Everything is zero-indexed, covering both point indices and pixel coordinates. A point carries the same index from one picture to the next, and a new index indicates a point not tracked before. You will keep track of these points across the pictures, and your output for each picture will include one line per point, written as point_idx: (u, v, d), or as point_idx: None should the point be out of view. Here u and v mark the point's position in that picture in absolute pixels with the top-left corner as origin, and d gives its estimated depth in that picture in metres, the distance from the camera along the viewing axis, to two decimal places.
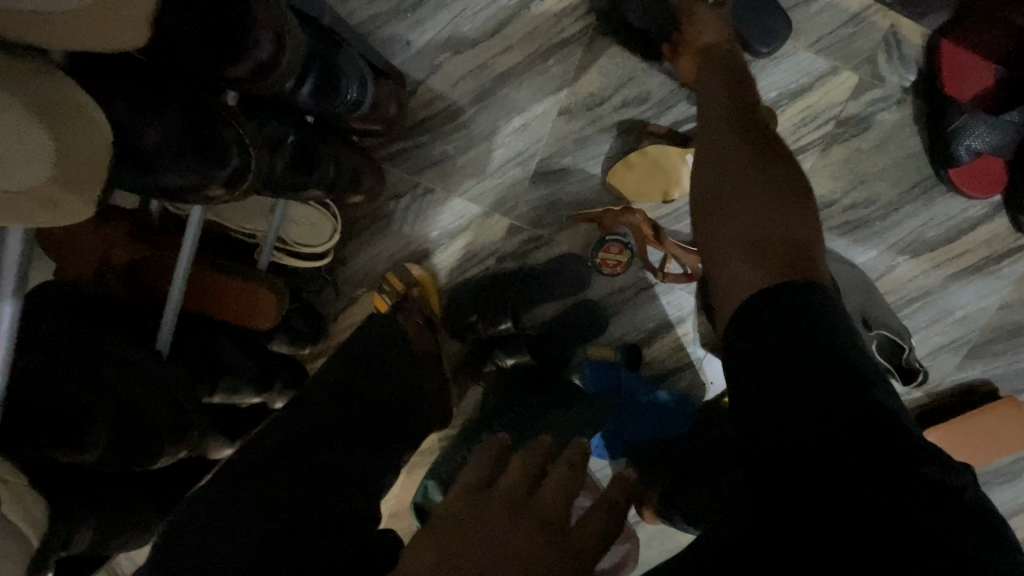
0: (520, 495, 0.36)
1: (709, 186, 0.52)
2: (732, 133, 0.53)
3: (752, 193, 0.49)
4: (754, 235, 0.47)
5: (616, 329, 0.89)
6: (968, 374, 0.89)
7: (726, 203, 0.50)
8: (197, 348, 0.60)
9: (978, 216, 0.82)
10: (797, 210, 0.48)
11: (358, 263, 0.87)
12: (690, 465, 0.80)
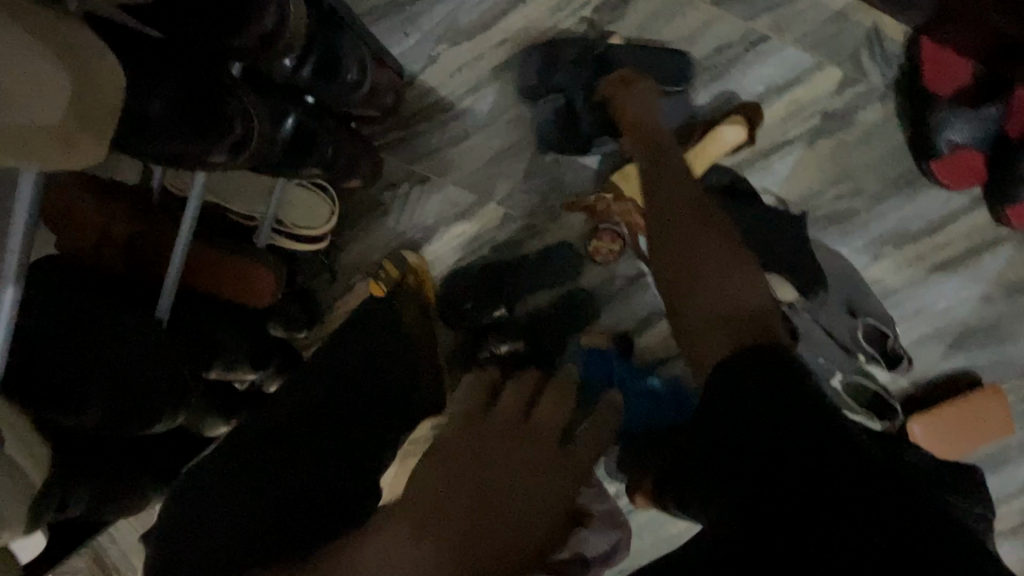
0: (518, 418, 0.43)
1: (655, 267, 0.53)
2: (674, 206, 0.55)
3: (700, 268, 0.50)
4: (713, 315, 0.49)
5: (609, 317, 0.90)
6: (952, 364, 0.91)
7: (672, 283, 0.51)
8: (194, 322, 0.61)
9: (959, 208, 0.85)
10: (747, 272, 0.50)
11: (354, 251, 0.88)
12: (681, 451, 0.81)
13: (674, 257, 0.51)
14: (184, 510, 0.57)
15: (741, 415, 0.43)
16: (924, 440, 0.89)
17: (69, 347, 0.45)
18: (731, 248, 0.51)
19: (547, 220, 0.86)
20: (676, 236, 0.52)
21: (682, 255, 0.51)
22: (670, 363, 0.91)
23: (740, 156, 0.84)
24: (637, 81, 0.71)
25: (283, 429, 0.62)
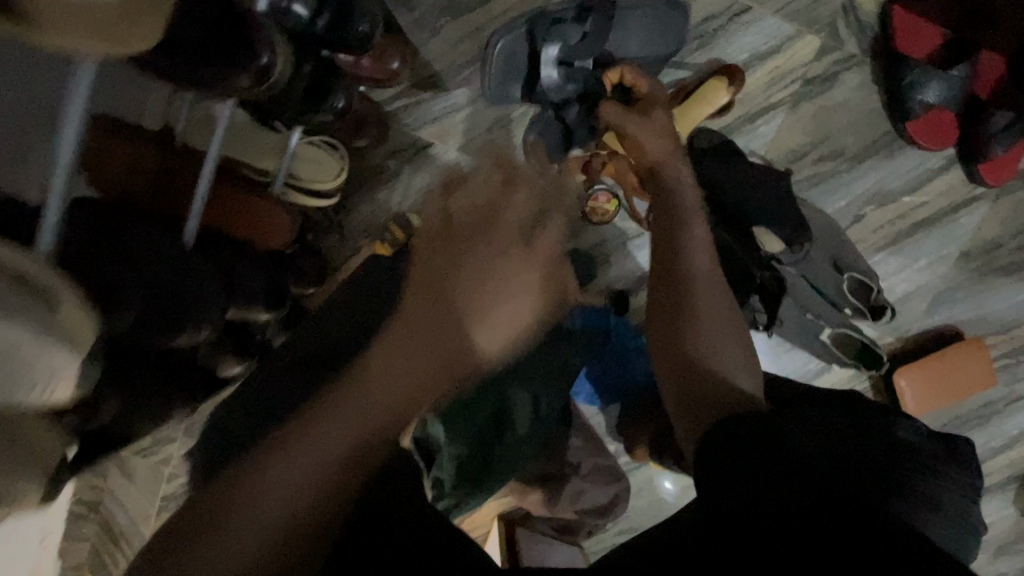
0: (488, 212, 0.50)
1: (663, 317, 0.60)
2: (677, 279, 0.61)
3: (706, 331, 0.58)
4: (707, 371, 0.56)
5: (606, 277, 0.94)
6: (934, 320, 0.95)
7: (680, 332, 0.58)
8: (215, 254, 0.63)
9: (935, 168, 0.89)
10: (743, 355, 0.59)
11: (360, 214, 0.91)
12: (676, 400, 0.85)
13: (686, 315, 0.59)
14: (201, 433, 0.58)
15: (737, 458, 0.44)
16: (913, 392, 0.92)
17: (106, 264, 0.46)
18: (733, 326, 0.59)
19: None
20: (690, 298, 0.60)
21: (692, 314, 0.59)
22: None
23: (727, 120, 0.88)
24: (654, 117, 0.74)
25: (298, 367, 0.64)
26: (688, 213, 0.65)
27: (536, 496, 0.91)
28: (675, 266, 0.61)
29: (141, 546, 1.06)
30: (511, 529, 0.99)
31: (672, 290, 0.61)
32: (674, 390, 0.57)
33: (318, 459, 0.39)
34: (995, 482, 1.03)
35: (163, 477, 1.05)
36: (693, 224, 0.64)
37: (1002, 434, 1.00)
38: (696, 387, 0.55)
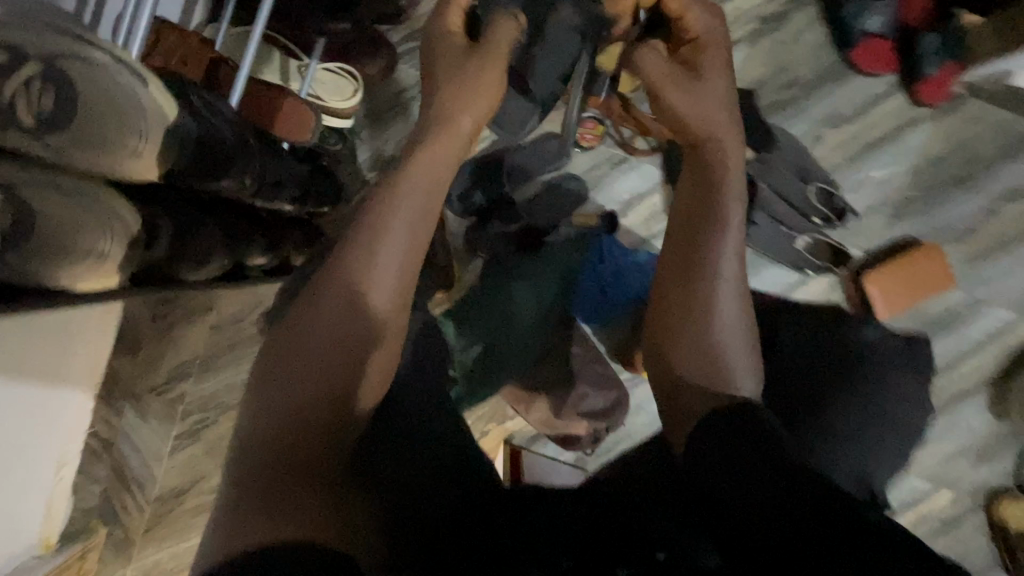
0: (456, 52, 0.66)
1: (672, 316, 0.58)
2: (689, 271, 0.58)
3: (716, 337, 0.56)
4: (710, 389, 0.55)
5: (597, 200, 1.03)
6: (896, 231, 1.04)
7: (684, 333, 0.57)
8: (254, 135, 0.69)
9: (880, 92, 1.01)
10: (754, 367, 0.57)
11: (371, 148, 1.00)
12: None
13: (692, 313, 0.57)
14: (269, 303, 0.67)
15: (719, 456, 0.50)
16: (883, 297, 1.00)
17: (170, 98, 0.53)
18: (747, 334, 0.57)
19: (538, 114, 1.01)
20: (703, 296, 0.57)
21: (700, 313, 0.56)
22: (653, 240, 1.04)
23: None
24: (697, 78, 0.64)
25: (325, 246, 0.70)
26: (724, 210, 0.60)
27: (540, 402, 0.96)
28: (691, 263, 0.58)
29: (153, 490, 1.09)
30: (517, 448, 1.03)
31: (684, 286, 0.58)
32: (662, 388, 0.58)
33: (292, 394, 0.51)
34: (970, 386, 1.10)
35: (174, 420, 1.07)
36: (730, 229, 0.59)
37: (970, 339, 1.08)
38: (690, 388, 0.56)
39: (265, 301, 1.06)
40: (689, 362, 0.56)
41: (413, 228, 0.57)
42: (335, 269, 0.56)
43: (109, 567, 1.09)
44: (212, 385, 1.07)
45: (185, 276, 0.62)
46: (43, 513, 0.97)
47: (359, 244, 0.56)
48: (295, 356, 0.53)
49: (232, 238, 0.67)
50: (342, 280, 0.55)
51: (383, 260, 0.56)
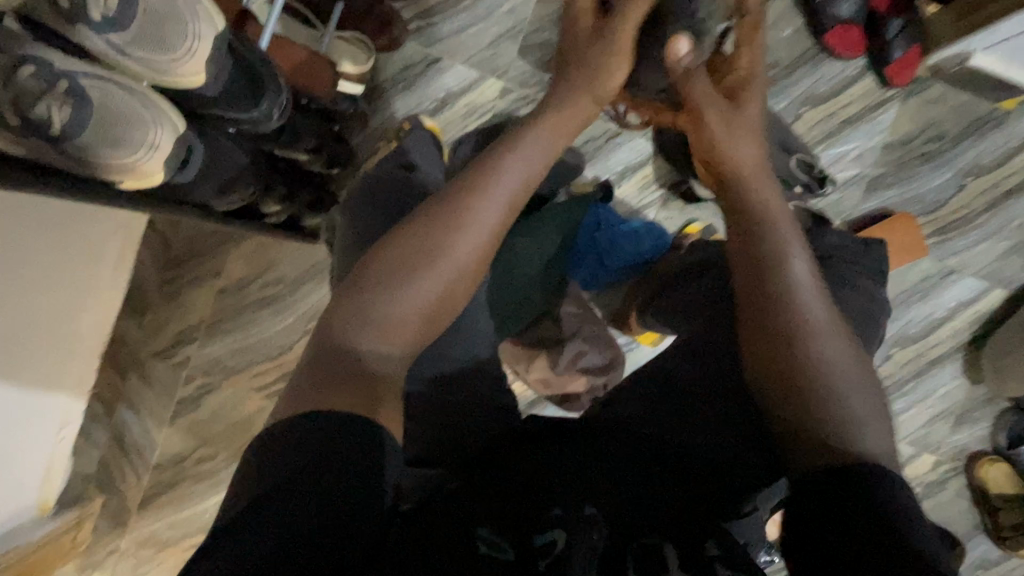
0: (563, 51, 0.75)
1: (748, 303, 0.62)
2: (767, 296, 0.61)
3: (803, 319, 0.59)
4: (834, 431, 0.54)
5: (593, 171, 1.09)
6: (870, 204, 1.11)
7: (758, 315, 0.61)
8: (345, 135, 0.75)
9: (852, 75, 1.10)
10: (856, 352, 0.58)
11: (381, 118, 1.05)
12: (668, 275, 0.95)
13: (762, 296, 0.61)
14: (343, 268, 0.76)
15: (816, 492, 0.50)
16: None
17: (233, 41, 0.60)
18: (834, 315, 0.60)
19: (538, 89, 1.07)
20: (776, 282, 0.61)
21: (774, 299, 0.60)
22: (646, 210, 1.09)
23: None
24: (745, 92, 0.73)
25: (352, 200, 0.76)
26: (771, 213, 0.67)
27: (541, 360, 0.99)
28: (752, 254, 0.64)
29: (152, 457, 1.09)
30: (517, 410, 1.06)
31: (753, 276, 0.63)
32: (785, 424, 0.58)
33: (386, 325, 0.58)
34: (948, 352, 1.15)
35: (178, 385, 1.09)
36: (783, 227, 0.65)
37: (944, 306, 1.14)
38: (796, 413, 0.57)
39: (271, 268, 1.09)
40: (773, 344, 0.59)
41: (497, 217, 0.64)
42: (421, 240, 0.61)
43: (105, 536, 1.09)
44: (217, 351, 1.09)
45: (213, 203, 0.67)
46: (43, 476, 0.96)
47: (441, 225, 0.61)
48: (389, 311, 0.58)
49: (256, 181, 0.72)
50: (432, 252, 0.60)
51: (464, 239, 0.62)
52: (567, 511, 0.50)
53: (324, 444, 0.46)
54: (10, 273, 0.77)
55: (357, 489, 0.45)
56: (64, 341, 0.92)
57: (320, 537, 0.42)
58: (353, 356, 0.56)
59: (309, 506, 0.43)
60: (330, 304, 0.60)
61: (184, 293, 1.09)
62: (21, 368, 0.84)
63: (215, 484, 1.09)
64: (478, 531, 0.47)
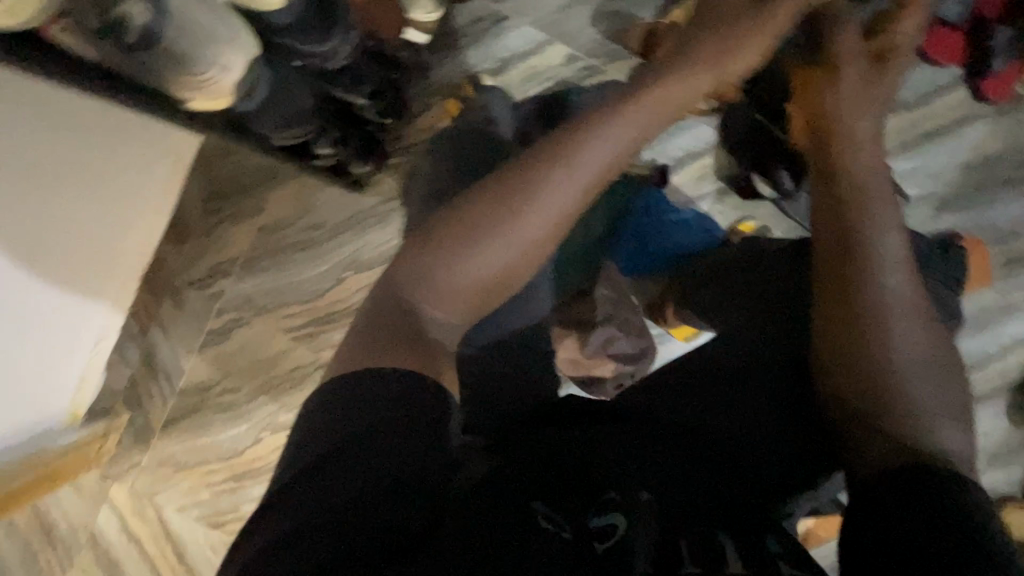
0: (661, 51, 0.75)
1: (833, 306, 0.61)
2: (850, 291, 0.61)
3: (890, 324, 0.58)
4: (911, 424, 0.54)
5: (650, 154, 1.04)
6: (941, 224, 1.04)
7: (846, 320, 0.60)
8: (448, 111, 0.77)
9: (943, 84, 1.02)
10: (942, 361, 0.58)
11: (441, 72, 1.02)
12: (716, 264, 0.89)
13: (853, 299, 0.60)
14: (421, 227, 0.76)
15: (879, 488, 0.49)
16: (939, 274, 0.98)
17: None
18: (926, 322, 0.59)
19: (606, 60, 1.02)
20: (867, 280, 0.61)
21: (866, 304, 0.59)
22: (699, 202, 1.06)
23: None
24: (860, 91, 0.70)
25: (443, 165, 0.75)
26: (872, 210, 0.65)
27: (572, 340, 0.96)
28: (846, 256, 0.63)
29: (179, 381, 1.12)
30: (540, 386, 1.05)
31: (843, 278, 0.62)
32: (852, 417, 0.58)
33: (462, 280, 0.58)
34: (995, 389, 1.09)
35: (209, 316, 1.11)
36: (882, 228, 0.63)
37: (1000, 342, 1.08)
38: (869, 405, 0.57)
39: (313, 212, 1.08)
40: (853, 349, 0.59)
41: (572, 200, 0.61)
42: (497, 212, 0.59)
43: (128, 450, 1.13)
44: (251, 288, 1.10)
45: (271, 137, 0.67)
46: (76, 383, 1.00)
47: (527, 200, 0.59)
48: (457, 279, 0.58)
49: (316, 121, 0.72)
50: (509, 226, 0.59)
51: (534, 217, 0.59)
52: (625, 498, 0.49)
53: (376, 405, 0.46)
54: (54, 184, 0.79)
55: (402, 471, 0.43)
56: (108, 257, 0.95)
57: (373, 513, 0.41)
58: (413, 316, 0.57)
59: (346, 465, 0.43)
60: (400, 254, 0.61)
61: (225, 226, 1.10)
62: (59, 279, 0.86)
63: (236, 417, 1.12)
64: (534, 506, 0.45)
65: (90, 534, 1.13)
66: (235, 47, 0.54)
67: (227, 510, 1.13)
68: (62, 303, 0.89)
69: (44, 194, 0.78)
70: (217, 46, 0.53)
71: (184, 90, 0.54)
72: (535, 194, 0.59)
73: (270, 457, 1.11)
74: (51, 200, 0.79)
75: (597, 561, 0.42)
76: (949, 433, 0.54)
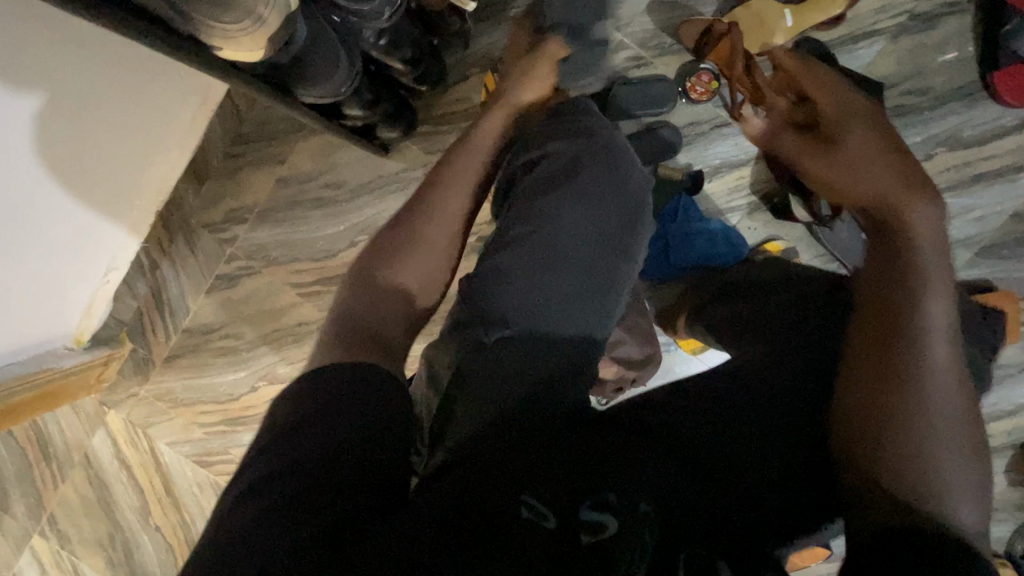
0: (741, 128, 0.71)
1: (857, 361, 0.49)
2: (879, 309, 0.48)
3: (919, 359, 0.46)
4: (917, 482, 0.44)
5: (686, 157, 1.00)
6: (976, 273, 1.00)
7: (868, 379, 0.48)
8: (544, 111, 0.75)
9: (1008, 126, 0.96)
10: (977, 441, 0.46)
11: (483, 42, 0.99)
12: (733, 285, 0.87)
13: (881, 355, 0.47)
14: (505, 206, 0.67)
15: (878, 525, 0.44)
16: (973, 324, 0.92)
17: None
18: (967, 392, 0.46)
19: (656, 54, 0.98)
20: (911, 299, 0.47)
21: (898, 372, 0.46)
22: (729, 214, 1.01)
23: (832, 36, 0.96)
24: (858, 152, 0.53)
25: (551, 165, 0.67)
26: (924, 255, 0.48)
27: None
28: (881, 307, 0.48)
29: (184, 320, 1.12)
30: None
31: (869, 307, 0.49)
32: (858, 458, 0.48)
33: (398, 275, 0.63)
34: (999, 447, 1.07)
35: (219, 260, 1.11)
36: (935, 279, 0.47)
37: (1013, 401, 1.05)
38: (874, 449, 0.46)
39: (335, 170, 1.06)
40: (869, 421, 0.47)
41: (461, 194, 0.68)
42: (414, 224, 0.65)
43: (127, 380, 1.15)
44: (263, 238, 1.09)
45: (304, 96, 0.63)
46: (83, 309, 1.02)
47: (431, 208, 0.66)
48: (387, 298, 0.61)
49: (354, 83, 0.68)
50: (427, 239, 0.65)
51: (435, 217, 0.66)
52: (622, 501, 0.48)
53: (369, 400, 0.49)
54: (80, 112, 0.78)
55: (382, 433, 0.47)
56: (125, 190, 0.94)
57: (346, 474, 0.44)
58: (376, 326, 0.58)
59: (327, 431, 0.46)
60: (355, 262, 0.64)
61: (244, 172, 1.08)
62: (76, 207, 0.86)
63: (235, 362, 1.12)
64: (523, 496, 0.47)
65: (84, 453, 1.16)
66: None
67: (218, 451, 1.15)
68: (77, 231, 0.89)
69: (71, 121, 0.77)
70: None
71: (212, 38, 0.47)
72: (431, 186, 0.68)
73: (265, 406, 1.13)
74: (76, 127, 0.78)
75: (582, 552, 0.44)
76: (967, 498, 0.44)
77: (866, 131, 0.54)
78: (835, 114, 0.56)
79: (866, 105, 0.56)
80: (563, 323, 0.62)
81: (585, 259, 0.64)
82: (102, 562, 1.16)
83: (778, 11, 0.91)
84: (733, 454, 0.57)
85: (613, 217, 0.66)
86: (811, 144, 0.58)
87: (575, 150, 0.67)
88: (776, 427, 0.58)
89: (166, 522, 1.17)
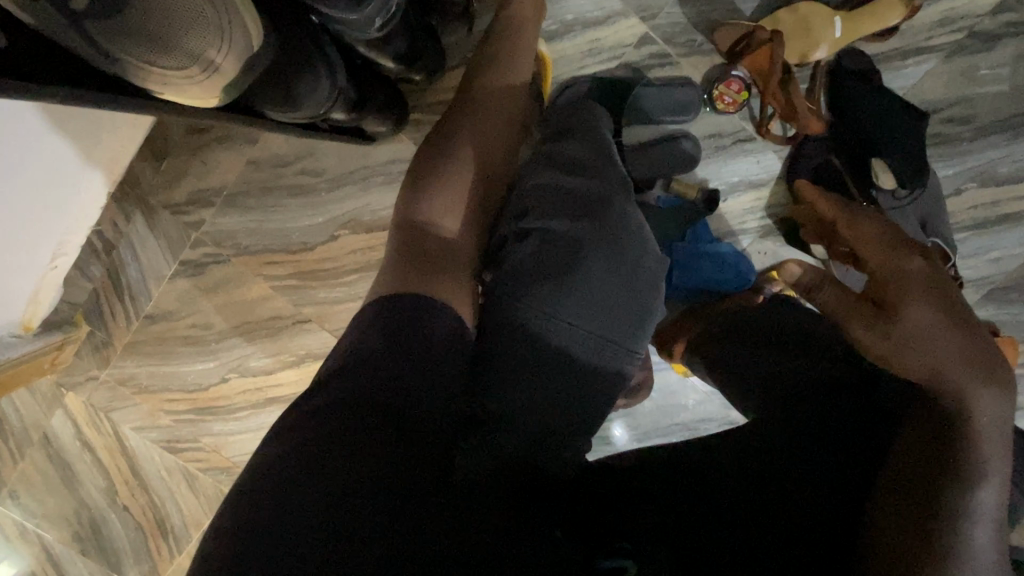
0: (811, 286, 0.62)
1: (897, 467, 0.51)
2: (925, 428, 0.51)
3: (955, 469, 0.48)
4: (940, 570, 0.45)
5: (704, 172, 0.91)
6: (985, 314, 0.93)
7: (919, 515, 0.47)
8: (570, 112, 0.80)
9: None
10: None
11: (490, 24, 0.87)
12: (735, 322, 0.81)
13: (930, 496, 0.48)
14: (530, 247, 0.66)
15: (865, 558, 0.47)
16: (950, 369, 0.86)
17: None
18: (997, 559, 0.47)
19: (684, 52, 0.87)
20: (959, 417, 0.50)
21: (934, 473, 0.48)
22: (742, 235, 0.93)
23: (880, 49, 0.87)
24: (934, 326, 0.51)
25: (598, 231, 0.67)
26: (974, 419, 0.49)
27: None
28: (932, 459, 0.49)
29: (145, 306, 1.03)
30: None
31: (929, 429, 0.51)
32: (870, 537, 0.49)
33: (433, 184, 0.72)
34: None
35: (184, 243, 1.00)
36: (991, 465, 0.48)
37: None
38: (905, 530, 0.47)
39: (316, 155, 0.96)
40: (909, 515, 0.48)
41: (482, 124, 0.78)
42: (439, 168, 0.74)
43: (87, 362, 1.07)
44: (233, 224, 0.99)
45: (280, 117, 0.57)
46: (31, 296, 0.93)
47: (448, 161, 0.74)
48: (424, 240, 0.67)
49: (338, 99, 0.61)
50: (450, 185, 0.73)
51: (461, 141, 0.76)
52: (637, 548, 0.48)
53: (417, 379, 0.52)
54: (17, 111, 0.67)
55: (426, 443, 0.49)
56: (71, 172, 0.84)
57: (388, 462, 0.46)
58: (422, 237, 0.67)
59: (377, 396, 0.50)
60: (400, 197, 0.73)
61: (211, 151, 0.97)
62: (20, 202, 0.77)
63: (204, 353, 1.05)
64: (554, 533, 0.50)
65: (43, 433, 1.10)
66: (224, 36, 0.45)
67: (186, 439, 1.09)
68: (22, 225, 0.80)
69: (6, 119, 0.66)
70: (200, 33, 0.44)
71: (150, 83, 0.46)
72: (460, 115, 0.78)
73: (235, 399, 1.07)
74: (13, 113, 0.67)
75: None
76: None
77: (927, 310, 0.52)
78: (883, 276, 0.56)
79: (924, 273, 0.54)
80: (577, 383, 0.63)
81: (594, 338, 0.64)
82: (69, 537, 1.12)
83: (823, 18, 0.81)
84: (733, 500, 0.54)
85: (634, 288, 0.67)
86: (865, 306, 0.56)
87: (580, 229, 0.66)
88: (788, 460, 0.57)
89: (134, 502, 1.11)
